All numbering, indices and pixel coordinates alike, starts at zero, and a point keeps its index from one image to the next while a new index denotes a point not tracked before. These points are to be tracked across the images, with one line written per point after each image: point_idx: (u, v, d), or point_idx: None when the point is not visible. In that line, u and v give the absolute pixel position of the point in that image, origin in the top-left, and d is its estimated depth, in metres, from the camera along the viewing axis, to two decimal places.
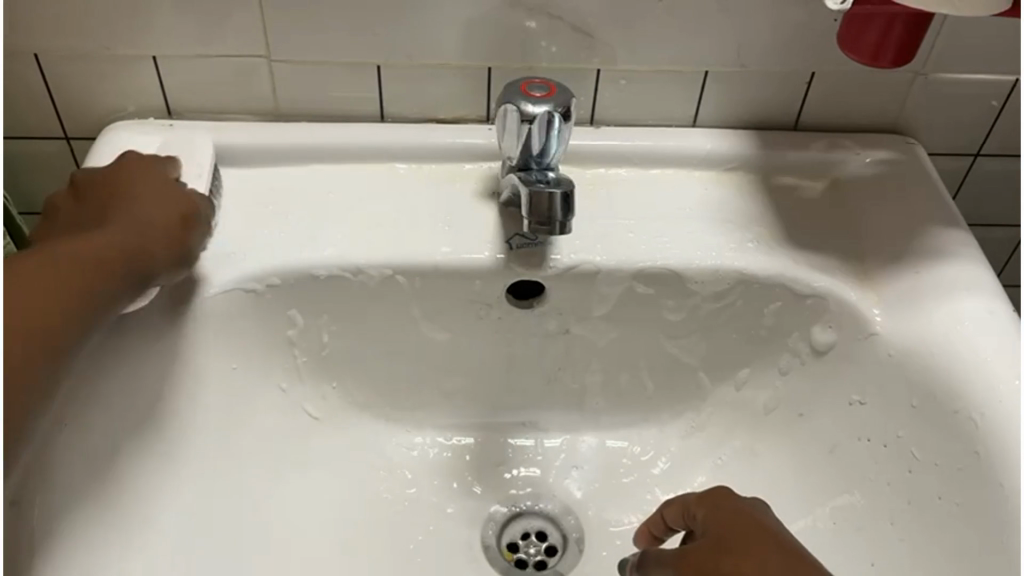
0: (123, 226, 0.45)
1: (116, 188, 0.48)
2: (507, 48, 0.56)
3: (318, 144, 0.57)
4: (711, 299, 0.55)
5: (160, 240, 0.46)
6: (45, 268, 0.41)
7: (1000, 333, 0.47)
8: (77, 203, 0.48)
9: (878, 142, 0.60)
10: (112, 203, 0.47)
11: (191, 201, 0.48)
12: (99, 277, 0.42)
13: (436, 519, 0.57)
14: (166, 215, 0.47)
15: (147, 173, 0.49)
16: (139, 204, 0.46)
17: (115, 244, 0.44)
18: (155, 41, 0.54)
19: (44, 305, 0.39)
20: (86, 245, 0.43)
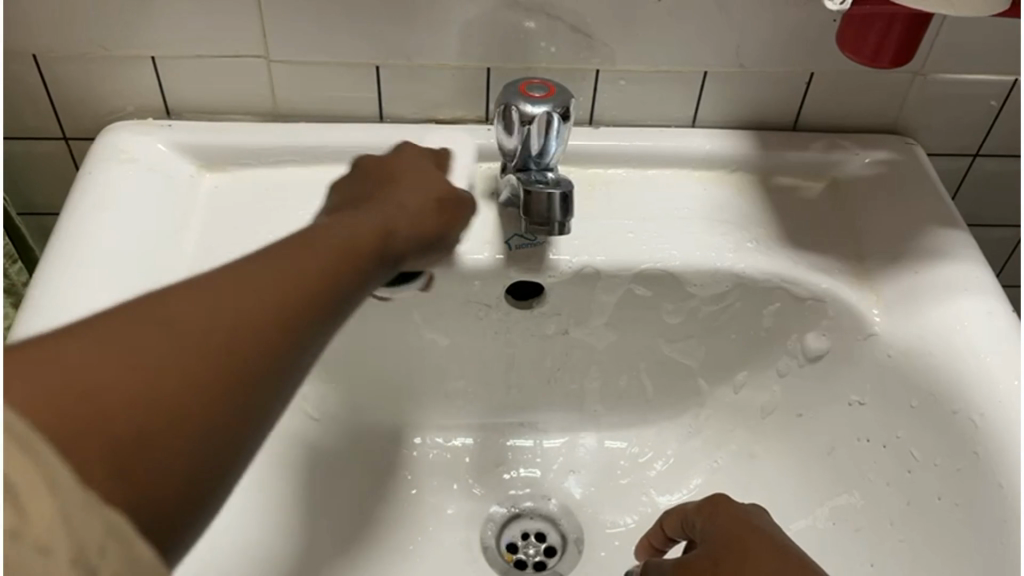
0: (380, 205, 0.41)
1: (411, 177, 0.45)
2: (506, 48, 0.56)
3: (320, 144, 0.57)
4: (710, 301, 0.55)
5: (415, 224, 0.42)
6: (319, 238, 0.36)
7: (1001, 332, 0.47)
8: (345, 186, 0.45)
9: (877, 142, 0.60)
10: (386, 191, 0.43)
11: (450, 187, 0.45)
12: (376, 246, 0.38)
13: (437, 519, 0.57)
14: (422, 202, 0.43)
15: (418, 169, 0.46)
16: (413, 194, 0.43)
17: (380, 225, 0.40)
18: (156, 40, 0.54)
19: (289, 286, 0.32)
20: (349, 225, 0.38)
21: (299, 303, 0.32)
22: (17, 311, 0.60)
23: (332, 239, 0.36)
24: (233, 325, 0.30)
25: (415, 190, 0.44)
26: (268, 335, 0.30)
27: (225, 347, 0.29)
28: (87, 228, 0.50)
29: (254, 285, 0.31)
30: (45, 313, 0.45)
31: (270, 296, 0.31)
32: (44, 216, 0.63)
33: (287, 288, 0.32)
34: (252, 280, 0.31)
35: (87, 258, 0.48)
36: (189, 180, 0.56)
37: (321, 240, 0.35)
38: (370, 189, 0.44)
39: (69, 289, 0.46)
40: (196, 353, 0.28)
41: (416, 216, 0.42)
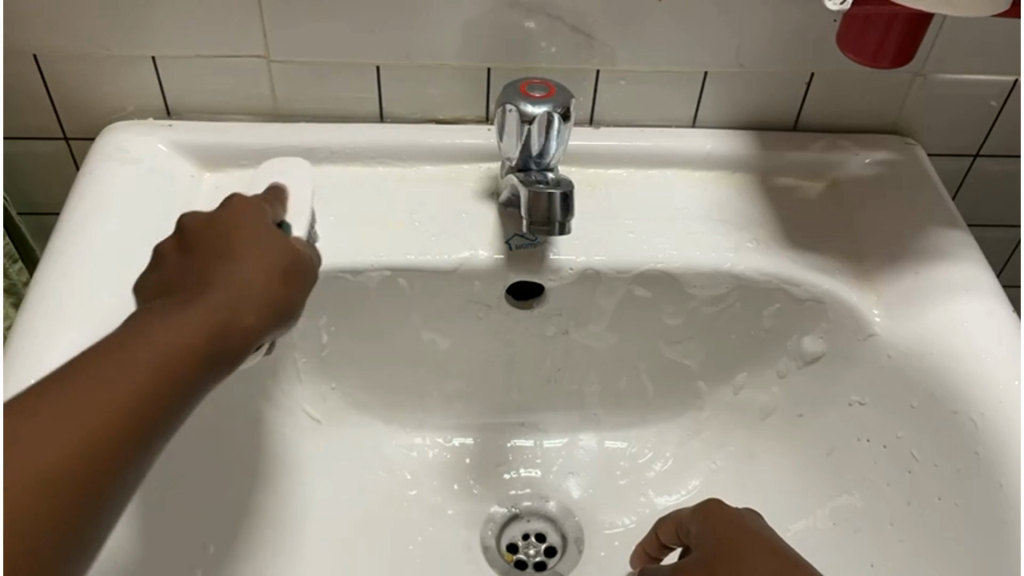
0: (215, 294, 0.35)
1: (221, 235, 0.38)
2: (507, 49, 0.56)
3: (319, 145, 0.57)
4: (709, 302, 0.55)
5: (262, 303, 0.36)
6: (148, 335, 0.33)
7: (1000, 332, 0.47)
8: (177, 257, 0.38)
9: (878, 142, 0.60)
10: (224, 261, 0.37)
11: (291, 248, 0.39)
12: (226, 340, 0.35)
13: (436, 518, 0.57)
14: (269, 273, 0.37)
15: (253, 224, 0.39)
16: (237, 267, 0.37)
17: (226, 308, 0.35)
18: (154, 41, 0.54)
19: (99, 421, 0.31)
20: (170, 330, 0.34)
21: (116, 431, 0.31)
22: (18, 311, 0.60)
23: (170, 331, 0.34)
24: (36, 482, 0.29)
25: (267, 255, 0.38)
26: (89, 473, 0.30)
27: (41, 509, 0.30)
28: (84, 229, 0.50)
29: (85, 407, 0.31)
30: (47, 316, 0.45)
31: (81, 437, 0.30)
32: (44, 216, 0.63)
33: (124, 404, 0.31)
34: (79, 397, 0.31)
35: (86, 259, 0.48)
36: (189, 180, 0.56)
37: (161, 332, 0.33)
38: (179, 261, 0.38)
39: (69, 291, 0.46)
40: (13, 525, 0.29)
41: (260, 288, 0.37)
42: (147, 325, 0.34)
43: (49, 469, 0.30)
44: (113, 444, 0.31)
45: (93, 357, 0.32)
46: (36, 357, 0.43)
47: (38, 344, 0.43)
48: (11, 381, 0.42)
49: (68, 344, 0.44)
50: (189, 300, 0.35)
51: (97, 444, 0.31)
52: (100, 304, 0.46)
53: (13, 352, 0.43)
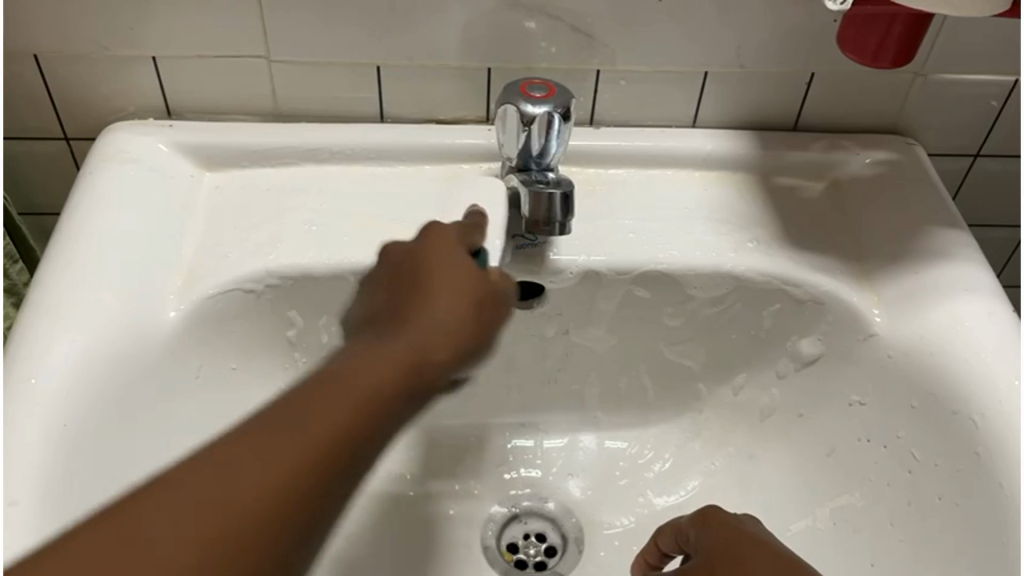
0: (426, 325, 0.40)
1: (423, 270, 0.43)
2: (507, 49, 0.56)
3: (321, 145, 0.57)
4: (709, 304, 0.55)
5: (454, 335, 0.40)
6: (356, 377, 0.36)
7: (1001, 333, 0.47)
8: (383, 289, 0.43)
9: (877, 141, 0.60)
10: (422, 301, 0.41)
11: (478, 296, 0.42)
12: (398, 389, 0.37)
13: (437, 519, 0.57)
14: (473, 309, 0.42)
15: (456, 243, 0.45)
16: (449, 296, 0.41)
17: (407, 356, 0.38)
18: (156, 41, 0.54)
19: (326, 441, 0.33)
20: (384, 361, 0.37)
21: (303, 488, 0.32)
22: (17, 310, 0.60)
23: (376, 365, 0.37)
24: (246, 514, 0.31)
25: (474, 294, 0.42)
26: (329, 472, 0.33)
27: (291, 492, 0.32)
28: (85, 229, 0.50)
29: (266, 457, 0.32)
30: (47, 316, 0.45)
31: (319, 438, 0.33)
32: (44, 215, 0.63)
33: (310, 455, 0.33)
34: (299, 436, 0.33)
35: (87, 260, 0.48)
36: (189, 180, 0.56)
37: (379, 360, 0.37)
38: (398, 290, 0.42)
39: (71, 292, 0.46)
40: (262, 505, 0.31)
41: (464, 325, 0.41)
42: (327, 379, 0.35)
43: (247, 504, 0.31)
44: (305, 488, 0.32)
45: (292, 407, 0.34)
46: (39, 357, 0.43)
47: (40, 344, 0.43)
48: (11, 380, 0.42)
49: (70, 344, 0.44)
50: (393, 339, 0.39)
51: (284, 496, 0.32)
52: (103, 304, 0.46)
53: (14, 352, 0.43)
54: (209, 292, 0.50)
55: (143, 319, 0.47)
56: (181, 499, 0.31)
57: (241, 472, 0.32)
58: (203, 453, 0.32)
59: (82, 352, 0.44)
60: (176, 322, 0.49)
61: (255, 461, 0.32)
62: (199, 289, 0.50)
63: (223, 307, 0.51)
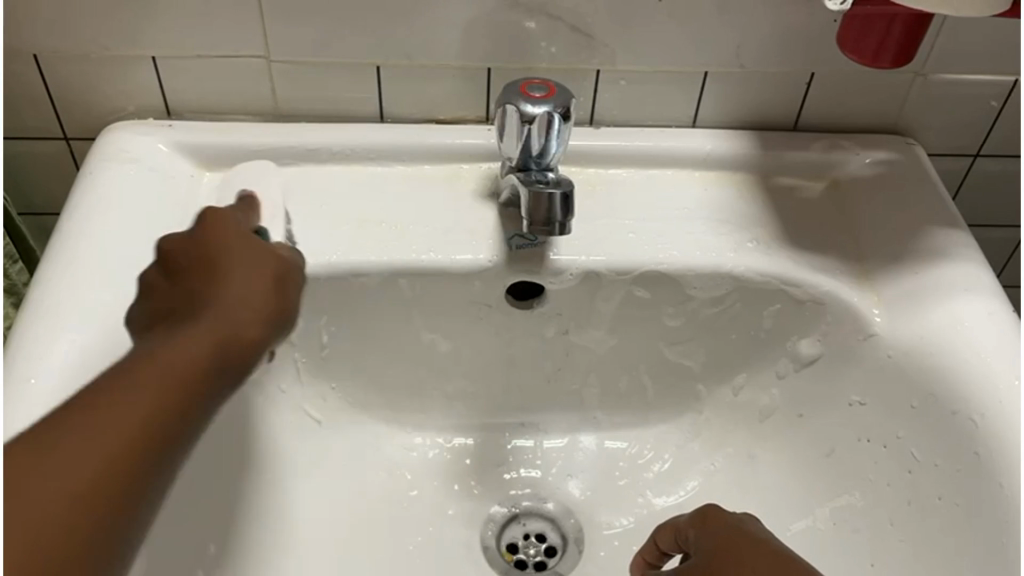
0: (216, 309, 0.35)
1: (210, 253, 0.37)
2: (508, 50, 0.56)
3: (318, 145, 0.57)
4: (709, 304, 0.55)
5: (262, 311, 0.36)
6: (159, 361, 0.33)
7: (1001, 333, 0.47)
8: (159, 275, 0.37)
9: (878, 142, 0.60)
10: (213, 285, 0.36)
11: (277, 269, 0.38)
12: (213, 366, 0.34)
13: (436, 519, 0.57)
14: (265, 287, 0.37)
15: (233, 228, 0.39)
16: (242, 271, 0.37)
17: (210, 339, 0.34)
18: (154, 41, 0.54)
19: (135, 424, 0.31)
20: (184, 344, 0.33)
21: (132, 462, 0.31)
22: (18, 310, 0.60)
23: (176, 346, 0.33)
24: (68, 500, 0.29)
25: (261, 270, 0.37)
26: (135, 458, 0.31)
27: (102, 485, 0.30)
28: (84, 229, 0.50)
29: (85, 444, 0.30)
30: (46, 316, 0.45)
31: (139, 414, 0.31)
32: (44, 215, 0.63)
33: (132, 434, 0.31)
34: (101, 420, 0.30)
35: (84, 261, 0.48)
36: (189, 180, 0.56)
37: (181, 342, 0.33)
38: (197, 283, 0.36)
39: (70, 291, 0.46)
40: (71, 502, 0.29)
41: (261, 303, 0.36)
42: (146, 359, 0.33)
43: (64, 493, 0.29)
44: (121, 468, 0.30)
45: (92, 395, 0.31)
46: (38, 357, 0.43)
47: (40, 343, 0.43)
48: (11, 380, 0.42)
49: (69, 343, 0.44)
50: (176, 329, 0.34)
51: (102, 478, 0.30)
52: (101, 303, 0.46)
53: (14, 351, 0.43)
54: None
55: None
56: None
57: (50, 466, 0.29)
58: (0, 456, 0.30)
59: (79, 351, 0.44)
60: None
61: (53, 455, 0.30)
62: None
63: None
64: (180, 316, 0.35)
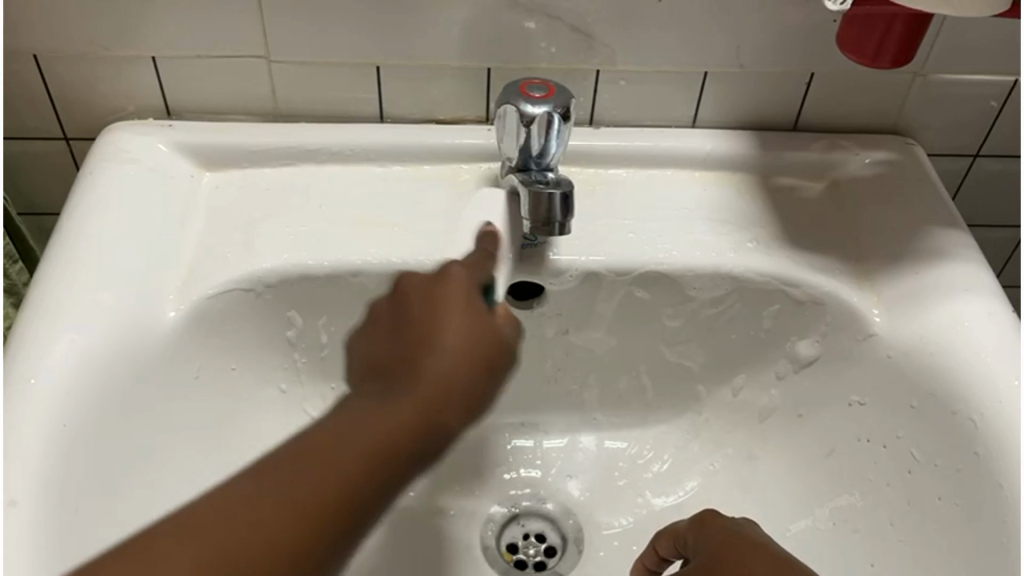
0: (432, 381, 0.41)
1: (436, 316, 0.44)
2: (507, 49, 0.56)
3: (320, 146, 0.57)
4: (709, 305, 0.55)
5: (466, 387, 0.42)
6: (360, 427, 0.38)
7: (1000, 333, 0.47)
8: (384, 333, 0.45)
9: (877, 142, 0.60)
10: (430, 346, 0.42)
11: (494, 335, 0.44)
12: (415, 441, 0.39)
13: (437, 519, 0.57)
14: (472, 353, 0.43)
15: (463, 291, 0.46)
16: (464, 322, 0.44)
17: (419, 409, 0.40)
18: (156, 42, 0.54)
19: (335, 485, 0.36)
20: (399, 414, 0.39)
21: (325, 514, 0.36)
22: (17, 310, 0.60)
23: (407, 409, 0.39)
24: (278, 536, 0.35)
25: (485, 342, 0.44)
26: (326, 514, 0.36)
27: (308, 527, 0.35)
28: (85, 229, 0.50)
29: (297, 489, 0.36)
30: (47, 316, 0.45)
31: (346, 476, 0.37)
32: (43, 215, 0.63)
33: (335, 491, 0.36)
34: (319, 471, 0.36)
35: (85, 262, 0.48)
36: (189, 180, 0.56)
37: (398, 410, 0.39)
38: (422, 330, 0.43)
39: (71, 292, 0.46)
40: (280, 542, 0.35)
41: (456, 373, 0.42)
42: (349, 423, 0.38)
43: (278, 530, 0.35)
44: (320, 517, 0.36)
45: (314, 449, 0.37)
46: (38, 357, 0.43)
47: (40, 344, 0.43)
48: (11, 380, 0.42)
49: (70, 344, 0.44)
50: (395, 389, 0.40)
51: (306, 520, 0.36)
52: (103, 304, 0.46)
53: (14, 351, 0.43)
54: (208, 292, 0.50)
55: (144, 320, 0.47)
56: (194, 531, 0.34)
57: (276, 503, 0.35)
58: (232, 482, 0.36)
59: (81, 351, 0.44)
60: (175, 322, 0.49)
61: (275, 495, 0.36)
62: (198, 289, 0.50)
63: (223, 307, 0.51)
64: (405, 370, 0.41)
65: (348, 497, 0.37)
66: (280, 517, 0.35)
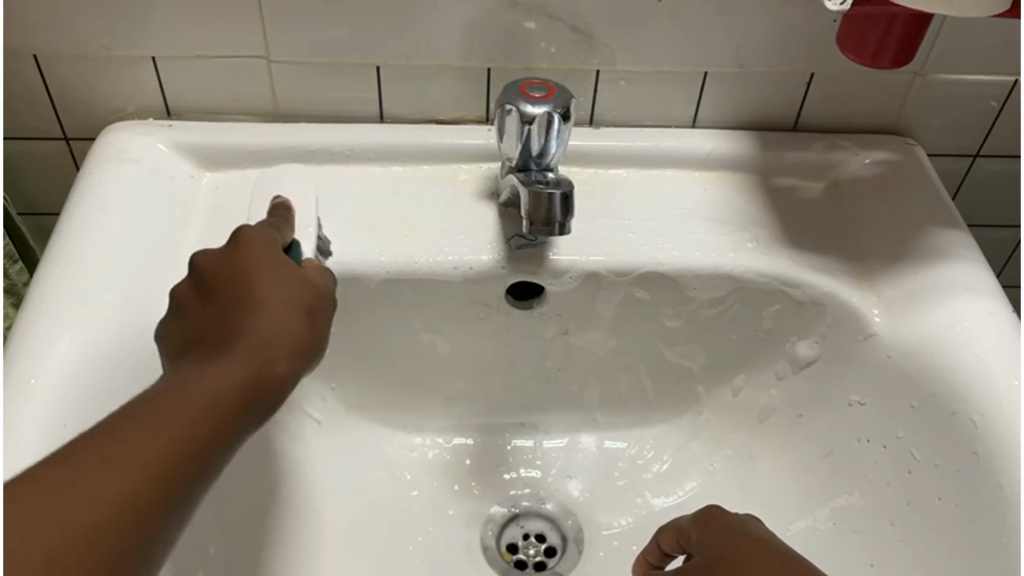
0: (257, 337, 0.37)
1: (247, 283, 0.39)
2: (508, 50, 0.56)
3: (318, 145, 0.57)
4: (708, 305, 0.55)
5: (289, 347, 0.37)
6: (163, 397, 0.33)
7: (1000, 333, 0.47)
8: (197, 307, 0.39)
9: (878, 142, 0.60)
10: (243, 316, 0.37)
11: (317, 283, 0.41)
12: (239, 402, 0.35)
13: (436, 519, 0.57)
14: (297, 315, 0.39)
15: (271, 259, 0.40)
16: (277, 280, 0.39)
17: (245, 369, 0.35)
18: (155, 41, 0.54)
19: (159, 451, 0.31)
20: (213, 376, 0.35)
21: (159, 481, 0.31)
22: (17, 311, 0.60)
23: (228, 375, 0.35)
24: (94, 519, 0.29)
25: (302, 297, 0.39)
26: (164, 482, 0.31)
27: (147, 488, 0.30)
28: (83, 228, 0.50)
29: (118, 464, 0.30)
30: (46, 316, 0.45)
31: (172, 439, 0.32)
32: (44, 215, 0.63)
33: (163, 455, 0.31)
34: (132, 443, 0.31)
35: (83, 262, 0.48)
36: (189, 180, 0.56)
37: (212, 374, 0.35)
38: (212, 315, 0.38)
39: (71, 292, 0.46)
40: (104, 506, 0.29)
41: (299, 334, 0.38)
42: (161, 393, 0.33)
43: (89, 511, 0.29)
44: (149, 490, 0.31)
45: (132, 413, 0.32)
46: (37, 357, 0.43)
47: (39, 343, 0.44)
48: (11, 380, 0.42)
49: (70, 344, 0.44)
50: (203, 363, 0.36)
51: (129, 500, 0.30)
52: (101, 303, 0.46)
53: (14, 351, 0.43)
54: None
55: (143, 319, 0.47)
56: None
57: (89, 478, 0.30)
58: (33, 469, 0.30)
59: (79, 352, 0.44)
60: None
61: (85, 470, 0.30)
62: None
63: None
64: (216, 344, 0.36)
65: (184, 453, 0.32)
66: (118, 476, 0.30)
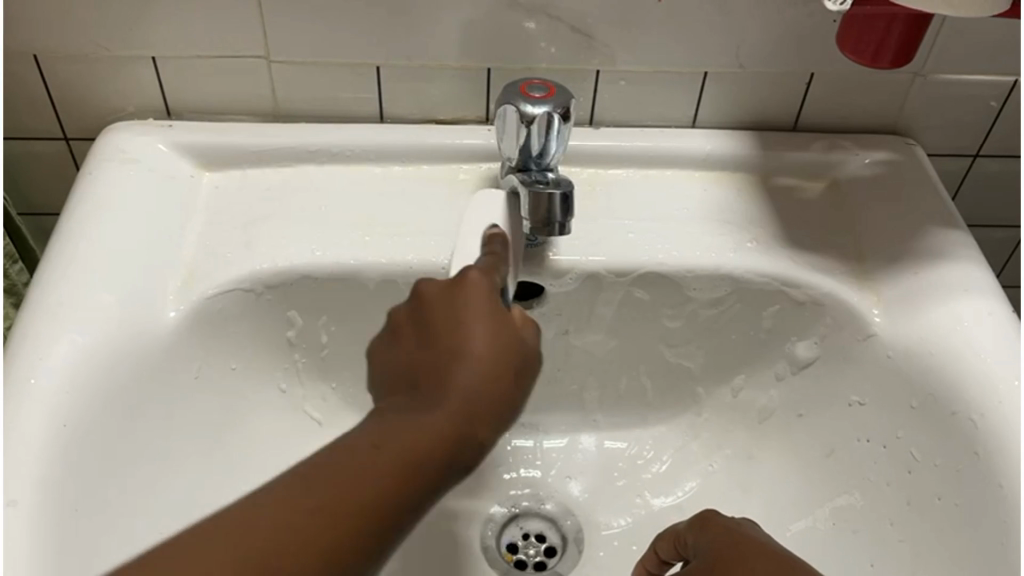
0: (456, 395, 0.37)
1: (456, 322, 0.39)
2: (507, 50, 0.56)
3: (320, 146, 0.57)
4: (708, 305, 0.55)
5: (487, 405, 0.37)
6: (355, 447, 0.35)
7: (1000, 333, 0.47)
8: (410, 334, 0.41)
9: (877, 141, 0.60)
10: (451, 360, 0.38)
11: (519, 337, 0.40)
12: (436, 459, 0.36)
13: (437, 520, 0.57)
14: (499, 371, 0.38)
15: (488, 303, 0.41)
16: (488, 327, 0.39)
17: (443, 424, 0.36)
18: (156, 41, 0.54)
19: (352, 506, 0.34)
20: (419, 433, 0.36)
21: (355, 527, 0.34)
22: (17, 311, 0.60)
23: (424, 429, 0.36)
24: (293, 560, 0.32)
25: (509, 351, 0.39)
26: (350, 533, 0.34)
27: (333, 547, 0.33)
28: (84, 229, 0.50)
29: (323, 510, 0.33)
30: (47, 316, 0.45)
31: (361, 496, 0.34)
32: (44, 215, 0.63)
33: (357, 509, 0.34)
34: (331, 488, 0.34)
35: (84, 263, 0.48)
36: (190, 180, 0.56)
37: (400, 430, 0.36)
38: (428, 352, 0.39)
39: (71, 292, 0.46)
40: (292, 554, 0.33)
41: (489, 389, 0.38)
42: (352, 440, 0.36)
43: (292, 554, 0.32)
44: (343, 538, 0.33)
45: (344, 455, 0.35)
46: (39, 357, 0.43)
47: (40, 343, 0.43)
48: (11, 380, 0.42)
49: (71, 344, 0.44)
50: (421, 409, 0.37)
51: (317, 547, 0.33)
52: (103, 304, 0.46)
53: (15, 351, 0.43)
54: (209, 293, 0.50)
55: (144, 320, 0.47)
56: (208, 550, 0.32)
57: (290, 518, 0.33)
58: (268, 490, 0.34)
59: (81, 352, 0.44)
60: (175, 322, 0.49)
61: (295, 511, 0.33)
62: (198, 289, 0.50)
63: (224, 306, 0.51)
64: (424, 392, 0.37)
65: (371, 515, 0.34)
66: (300, 531, 0.33)
